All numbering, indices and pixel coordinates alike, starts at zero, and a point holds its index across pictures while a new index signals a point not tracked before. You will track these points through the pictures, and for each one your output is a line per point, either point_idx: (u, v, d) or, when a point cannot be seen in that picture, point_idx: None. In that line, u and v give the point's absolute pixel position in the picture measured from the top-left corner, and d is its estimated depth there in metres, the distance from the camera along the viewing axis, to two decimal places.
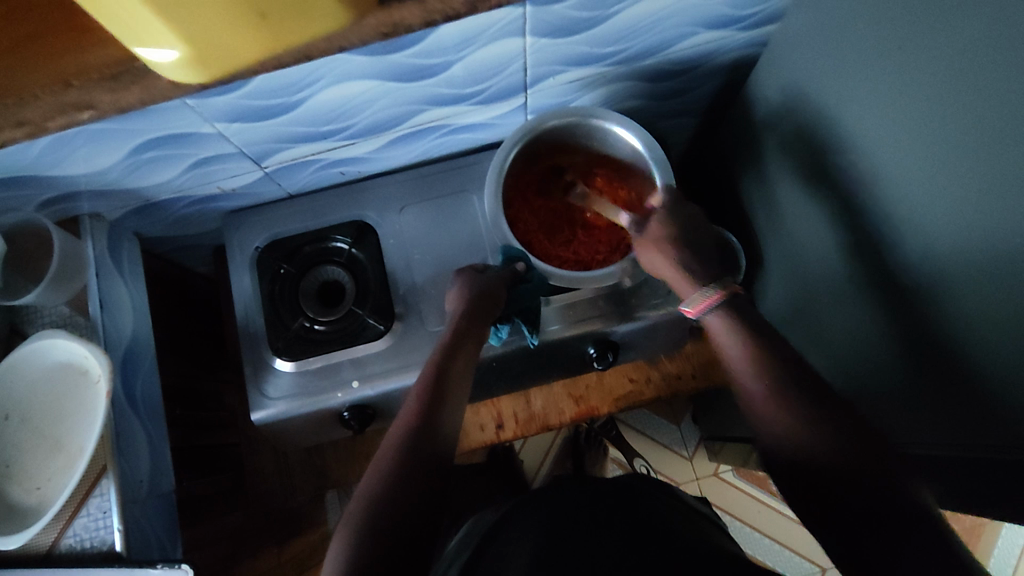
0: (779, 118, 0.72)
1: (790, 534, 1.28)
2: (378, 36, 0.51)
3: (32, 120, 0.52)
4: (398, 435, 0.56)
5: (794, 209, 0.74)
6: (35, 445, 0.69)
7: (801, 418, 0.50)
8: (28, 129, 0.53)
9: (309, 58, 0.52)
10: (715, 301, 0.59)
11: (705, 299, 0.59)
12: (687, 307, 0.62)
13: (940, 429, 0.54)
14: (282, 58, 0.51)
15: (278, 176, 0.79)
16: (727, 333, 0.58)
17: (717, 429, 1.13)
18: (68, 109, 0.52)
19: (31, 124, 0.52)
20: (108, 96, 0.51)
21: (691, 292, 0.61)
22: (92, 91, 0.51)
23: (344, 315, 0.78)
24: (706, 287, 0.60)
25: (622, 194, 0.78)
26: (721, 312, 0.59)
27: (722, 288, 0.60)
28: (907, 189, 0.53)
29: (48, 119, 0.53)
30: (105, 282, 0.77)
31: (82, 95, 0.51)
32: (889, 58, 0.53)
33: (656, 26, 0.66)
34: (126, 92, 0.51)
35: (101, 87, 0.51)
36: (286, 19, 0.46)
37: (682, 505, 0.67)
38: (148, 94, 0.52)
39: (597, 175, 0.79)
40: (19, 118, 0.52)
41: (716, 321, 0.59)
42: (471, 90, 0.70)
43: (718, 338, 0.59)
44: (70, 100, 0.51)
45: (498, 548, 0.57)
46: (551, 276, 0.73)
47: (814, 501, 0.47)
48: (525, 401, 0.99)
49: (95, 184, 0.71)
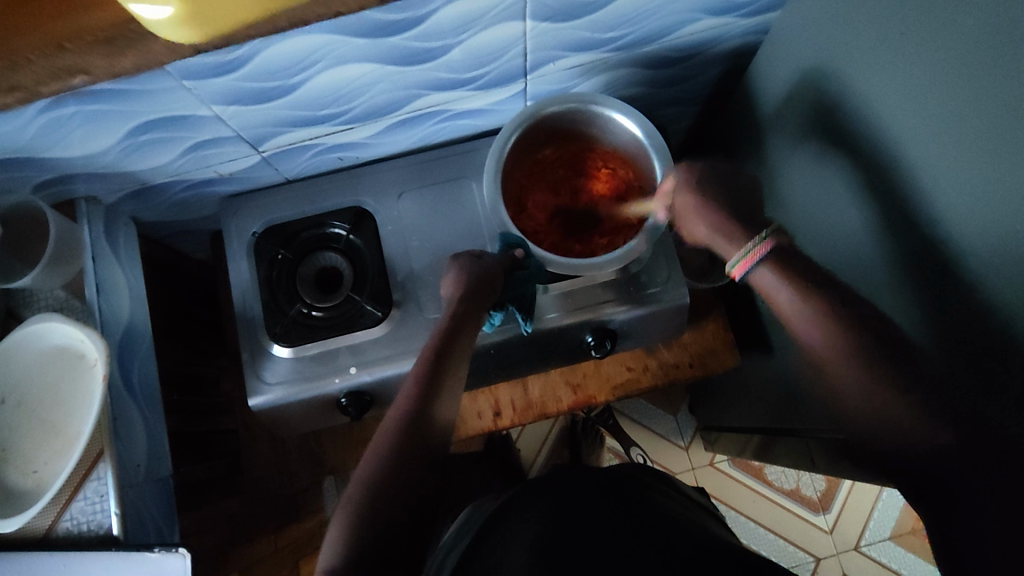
0: (779, 105, 0.72)
1: (784, 523, 1.29)
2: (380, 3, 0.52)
3: (25, 85, 0.52)
4: (394, 420, 0.56)
5: (794, 199, 0.74)
6: (31, 430, 0.69)
7: None
8: (20, 94, 0.52)
9: (309, 24, 0.52)
10: (762, 252, 0.55)
11: (750, 253, 0.56)
12: (732, 268, 0.58)
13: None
14: (281, 23, 0.51)
15: (276, 160, 0.79)
16: (780, 288, 0.54)
17: (713, 419, 1.13)
18: (62, 75, 0.52)
19: (24, 89, 0.52)
20: (103, 60, 0.51)
21: (734, 252, 0.58)
22: (86, 54, 0.50)
23: (342, 301, 0.78)
24: (751, 242, 0.57)
25: (622, 173, 0.79)
26: (770, 268, 0.55)
27: (769, 239, 0.56)
28: (905, 178, 0.53)
29: (42, 85, 0.52)
30: (102, 266, 0.77)
31: (77, 60, 0.51)
32: (887, 42, 0.53)
33: (657, 12, 0.66)
34: (121, 59, 0.51)
35: (96, 51, 0.50)
36: None
37: (682, 496, 0.67)
38: (142, 60, 0.52)
39: (596, 159, 0.80)
40: (12, 83, 0.51)
41: (765, 276, 0.55)
42: (470, 76, 0.70)
43: (771, 295, 0.55)
44: (63, 64, 0.51)
45: (497, 535, 0.57)
46: (550, 264, 0.71)
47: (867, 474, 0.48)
48: (523, 389, 0.99)
49: (92, 167, 0.70)
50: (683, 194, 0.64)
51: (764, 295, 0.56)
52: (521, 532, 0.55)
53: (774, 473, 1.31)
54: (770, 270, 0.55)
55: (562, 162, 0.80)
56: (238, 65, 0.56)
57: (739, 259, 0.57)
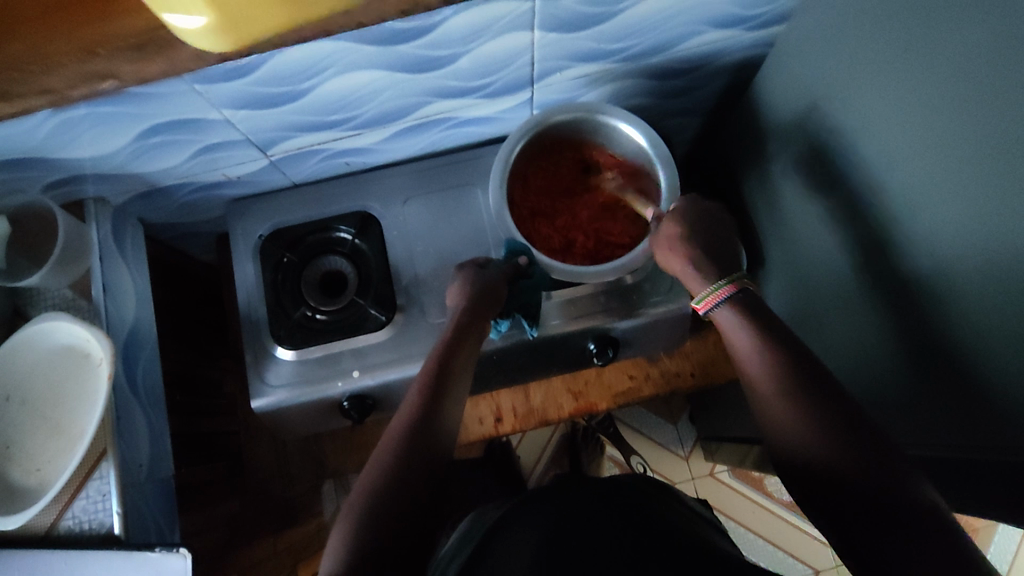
0: (783, 118, 0.72)
1: (784, 536, 1.29)
2: (399, 15, 0.53)
3: (55, 89, 0.53)
4: (397, 429, 0.56)
5: (796, 211, 0.74)
6: (34, 429, 0.70)
7: (809, 422, 0.49)
8: (51, 97, 0.53)
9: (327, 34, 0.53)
10: (726, 293, 0.58)
11: (715, 293, 0.59)
12: (699, 304, 0.61)
13: (910, 434, 0.59)
14: (300, 33, 0.52)
15: (283, 164, 0.79)
16: (735, 324, 0.57)
17: (712, 430, 1.13)
18: (91, 79, 0.53)
19: (55, 93, 0.53)
20: (131, 67, 0.52)
21: (701, 287, 0.61)
22: (113, 60, 0.52)
23: (347, 305, 0.78)
24: (717, 282, 0.60)
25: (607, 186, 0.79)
26: (733, 304, 0.58)
27: (733, 282, 0.59)
28: (906, 191, 0.54)
29: (72, 87, 0.53)
30: (109, 266, 0.77)
31: (108, 65, 0.52)
32: (892, 59, 0.53)
33: (664, 24, 0.67)
34: (146, 64, 0.52)
35: (123, 58, 0.52)
36: None
37: (681, 506, 0.67)
38: (170, 65, 0.52)
39: (587, 167, 0.80)
40: (41, 86, 0.53)
41: (726, 314, 0.58)
42: (477, 84, 0.71)
43: (729, 336, 0.58)
44: (92, 69, 0.52)
45: (496, 549, 0.57)
46: (553, 271, 0.73)
47: (814, 496, 0.48)
48: (524, 395, 1.00)
49: (102, 168, 0.71)
50: (668, 221, 0.65)
51: (723, 336, 0.58)
52: (518, 545, 0.55)
53: (774, 484, 1.31)
54: (731, 307, 0.58)
55: (557, 168, 0.80)
56: (251, 70, 0.56)
57: (706, 295, 0.60)
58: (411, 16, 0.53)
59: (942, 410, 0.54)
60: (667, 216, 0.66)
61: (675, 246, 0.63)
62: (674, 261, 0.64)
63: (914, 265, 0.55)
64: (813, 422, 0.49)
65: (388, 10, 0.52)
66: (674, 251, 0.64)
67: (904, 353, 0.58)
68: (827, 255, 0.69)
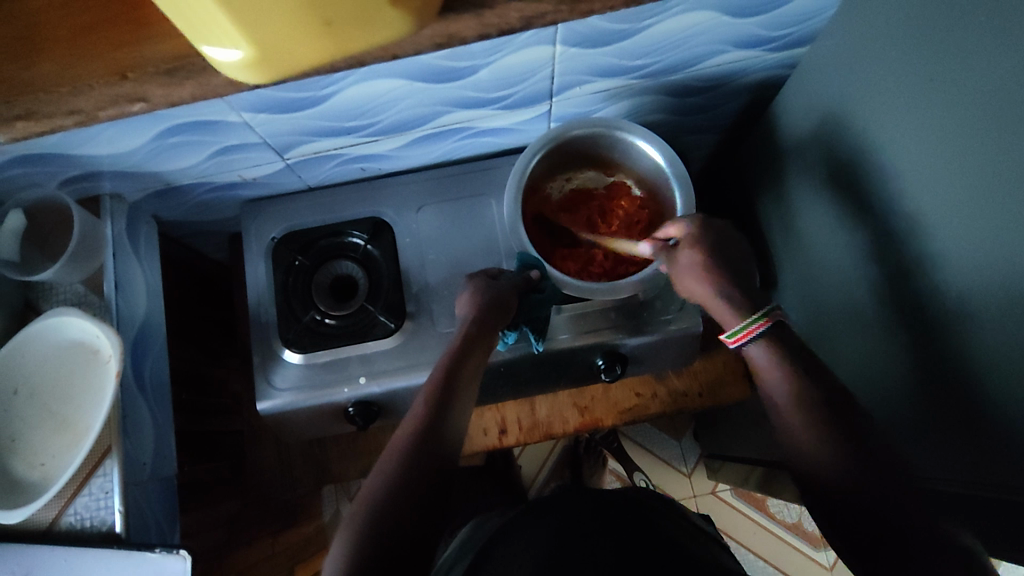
0: (803, 142, 0.72)
1: (784, 558, 1.28)
2: (432, 46, 0.53)
3: (84, 110, 0.54)
4: (402, 440, 0.56)
5: (813, 235, 0.74)
6: (41, 423, 0.70)
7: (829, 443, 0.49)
8: (80, 118, 0.55)
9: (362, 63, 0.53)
10: (760, 330, 0.56)
11: (746, 329, 0.56)
12: (727, 337, 0.58)
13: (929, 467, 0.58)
14: (336, 63, 0.52)
15: (300, 168, 0.80)
16: (770, 360, 0.55)
17: (717, 448, 1.12)
18: (120, 101, 0.54)
19: (83, 113, 0.55)
20: (162, 90, 0.53)
21: (732, 321, 0.58)
22: (145, 83, 0.53)
23: (356, 310, 0.78)
24: (752, 316, 0.57)
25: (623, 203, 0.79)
26: (768, 343, 0.55)
27: (768, 316, 0.56)
28: (922, 219, 0.54)
29: (100, 109, 0.54)
30: (121, 262, 0.77)
31: (138, 88, 0.53)
32: (915, 91, 0.53)
33: (684, 43, 0.66)
34: (180, 88, 0.53)
35: (155, 81, 0.52)
36: (350, 27, 0.46)
37: (686, 520, 0.66)
38: (201, 90, 0.53)
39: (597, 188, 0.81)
40: (72, 107, 0.54)
41: (761, 352, 0.56)
42: (497, 95, 0.70)
43: (762, 370, 0.55)
44: (122, 91, 0.53)
45: (494, 565, 0.56)
46: (564, 286, 0.73)
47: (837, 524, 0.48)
48: (530, 409, 0.99)
49: (118, 166, 0.71)
50: (685, 251, 0.62)
51: (752, 369, 0.57)
52: (518, 559, 0.55)
53: (776, 506, 1.30)
54: (767, 347, 0.55)
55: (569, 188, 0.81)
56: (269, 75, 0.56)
57: (738, 330, 0.57)
58: (447, 47, 0.54)
59: (958, 442, 0.53)
60: (683, 244, 0.63)
61: (701, 276, 0.61)
62: (696, 291, 0.62)
63: (928, 296, 0.54)
64: (839, 442, 0.49)
65: (422, 40, 0.52)
66: (700, 281, 0.61)
67: (918, 380, 0.57)
68: (843, 280, 0.69)
